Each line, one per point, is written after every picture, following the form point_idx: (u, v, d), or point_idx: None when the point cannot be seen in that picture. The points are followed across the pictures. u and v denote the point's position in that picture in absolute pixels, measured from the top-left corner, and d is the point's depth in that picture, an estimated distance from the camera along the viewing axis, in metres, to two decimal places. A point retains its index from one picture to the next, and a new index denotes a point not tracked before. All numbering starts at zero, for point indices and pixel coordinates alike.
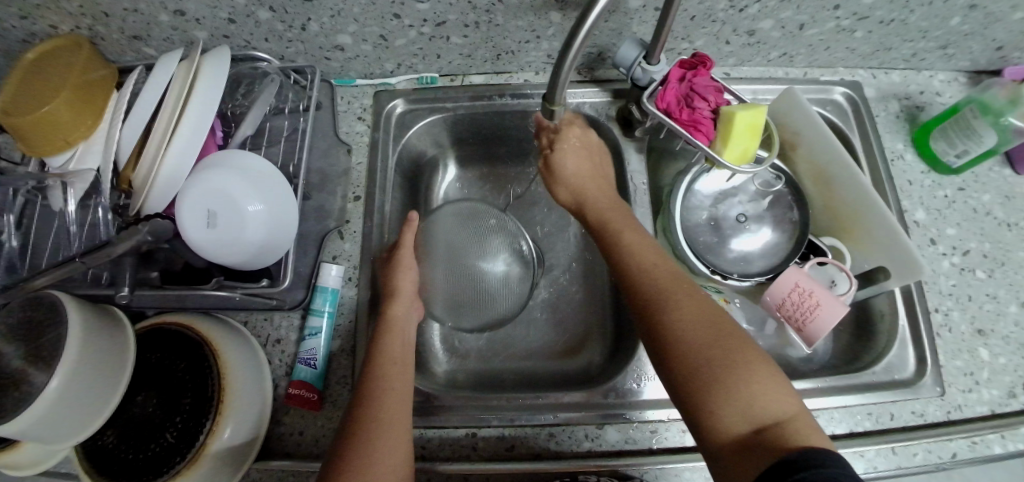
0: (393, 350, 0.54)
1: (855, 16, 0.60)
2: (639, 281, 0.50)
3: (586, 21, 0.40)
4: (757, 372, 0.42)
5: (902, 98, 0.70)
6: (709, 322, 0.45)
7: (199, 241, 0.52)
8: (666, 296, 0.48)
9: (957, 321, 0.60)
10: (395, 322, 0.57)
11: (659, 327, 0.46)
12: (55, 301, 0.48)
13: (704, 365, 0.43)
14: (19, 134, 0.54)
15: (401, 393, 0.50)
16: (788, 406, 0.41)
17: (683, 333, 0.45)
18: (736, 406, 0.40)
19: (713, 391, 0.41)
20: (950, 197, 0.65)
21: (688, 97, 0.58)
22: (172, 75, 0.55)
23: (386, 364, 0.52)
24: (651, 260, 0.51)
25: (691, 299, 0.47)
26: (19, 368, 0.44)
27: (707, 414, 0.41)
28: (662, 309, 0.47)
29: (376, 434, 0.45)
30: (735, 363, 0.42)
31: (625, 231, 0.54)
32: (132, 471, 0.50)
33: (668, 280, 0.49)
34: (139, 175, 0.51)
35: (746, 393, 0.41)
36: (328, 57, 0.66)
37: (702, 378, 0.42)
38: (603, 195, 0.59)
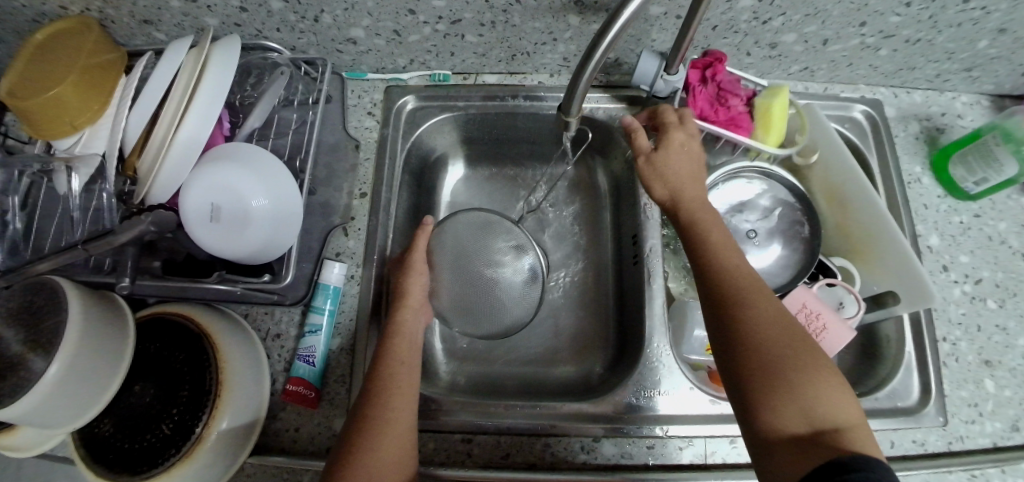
0: (404, 345, 0.54)
1: (882, 34, 0.59)
2: (718, 274, 0.49)
3: (606, 34, 0.39)
4: (823, 377, 0.41)
5: (922, 119, 0.68)
6: (785, 323, 0.45)
7: (201, 234, 0.52)
8: (747, 292, 0.47)
9: (964, 351, 0.59)
10: (404, 325, 0.56)
11: (732, 319, 0.45)
12: (55, 285, 0.47)
13: (774, 361, 0.42)
14: (26, 116, 0.53)
15: (410, 390, 0.51)
16: (851, 416, 0.40)
17: (757, 328, 0.44)
18: (800, 405, 0.40)
19: (780, 387, 0.41)
20: (965, 223, 0.64)
21: (719, 97, 0.61)
22: (181, 62, 0.54)
23: (396, 359, 0.53)
24: (729, 256, 0.51)
25: (768, 299, 0.46)
26: (18, 354, 0.44)
27: (768, 409, 0.41)
28: (741, 302, 0.46)
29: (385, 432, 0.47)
30: (804, 365, 0.42)
31: (710, 225, 0.53)
32: (127, 460, 0.50)
33: (747, 278, 0.48)
34: (145, 164, 0.50)
35: (812, 395, 0.40)
36: (341, 50, 0.65)
37: (769, 372, 0.42)
38: (695, 190, 0.56)
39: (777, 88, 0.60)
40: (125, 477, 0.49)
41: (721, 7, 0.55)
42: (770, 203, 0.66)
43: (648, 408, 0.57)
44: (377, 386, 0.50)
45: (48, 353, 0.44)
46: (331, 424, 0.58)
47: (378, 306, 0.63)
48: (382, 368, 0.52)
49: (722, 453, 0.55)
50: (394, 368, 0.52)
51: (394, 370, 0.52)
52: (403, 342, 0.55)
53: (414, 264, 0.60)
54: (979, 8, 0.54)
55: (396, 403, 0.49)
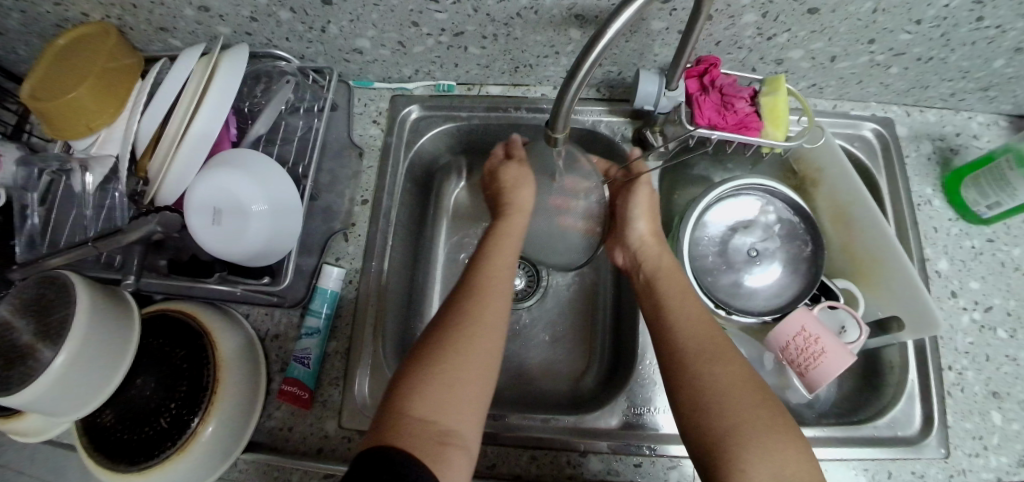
0: (502, 255, 0.55)
1: (891, 52, 0.57)
2: (682, 332, 0.48)
3: (593, 51, 0.39)
4: (789, 438, 0.42)
5: (935, 139, 0.66)
6: (753, 385, 0.44)
7: (205, 236, 0.54)
8: (714, 351, 0.47)
9: (971, 382, 0.57)
10: (511, 228, 0.58)
11: (697, 380, 0.45)
12: (66, 279, 0.49)
13: (743, 423, 0.42)
14: (45, 116, 0.56)
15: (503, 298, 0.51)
16: (814, 475, 0.41)
17: (725, 388, 0.44)
18: (769, 467, 0.40)
19: (749, 449, 0.41)
20: (977, 248, 0.61)
21: (725, 102, 0.57)
22: (190, 71, 0.55)
23: (493, 268, 0.53)
24: (695, 311, 0.50)
25: (735, 356, 0.46)
26: (28, 344, 0.46)
27: (739, 473, 0.40)
28: (708, 363, 0.46)
29: (476, 329, 0.47)
30: (772, 425, 0.42)
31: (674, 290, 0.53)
32: (125, 451, 0.52)
33: (714, 334, 0.48)
34: (154, 168, 0.53)
35: (780, 456, 0.41)
36: (348, 59, 0.66)
37: (738, 434, 0.41)
38: (658, 256, 0.58)
39: (776, 81, 0.57)
40: (124, 466, 0.51)
41: (723, 23, 0.54)
42: (773, 221, 0.65)
43: (635, 426, 0.57)
44: (471, 291, 0.50)
45: (56, 344, 0.46)
46: (323, 425, 0.59)
47: (375, 310, 0.64)
48: (478, 275, 0.52)
49: None
50: (491, 277, 0.52)
51: (490, 276, 0.52)
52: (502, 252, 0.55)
53: (511, 174, 0.61)
54: (994, 27, 0.52)
55: (488, 306, 0.49)
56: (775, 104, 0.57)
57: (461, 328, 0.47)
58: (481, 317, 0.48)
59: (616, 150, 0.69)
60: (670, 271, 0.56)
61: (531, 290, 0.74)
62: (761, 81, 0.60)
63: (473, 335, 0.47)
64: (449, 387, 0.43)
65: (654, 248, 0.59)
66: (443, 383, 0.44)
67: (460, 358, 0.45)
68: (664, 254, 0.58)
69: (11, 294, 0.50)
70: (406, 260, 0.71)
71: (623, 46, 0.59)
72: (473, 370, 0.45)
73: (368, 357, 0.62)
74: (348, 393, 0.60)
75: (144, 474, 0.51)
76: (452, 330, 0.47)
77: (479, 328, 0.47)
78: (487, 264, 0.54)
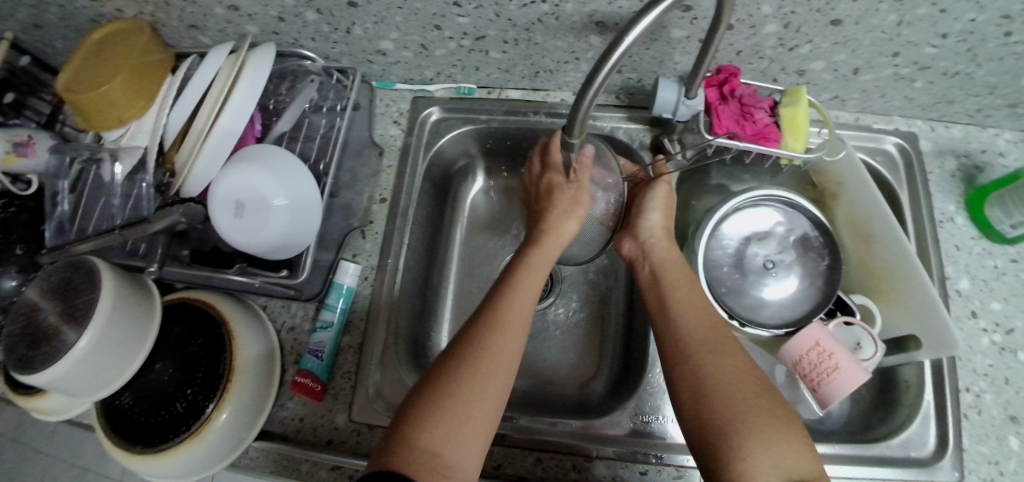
0: (532, 275, 0.53)
1: (916, 66, 0.56)
2: (685, 328, 0.49)
3: (610, 58, 0.39)
4: (792, 431, 0.42)
5: (960, 155, 0.65)
6: (756, 378, 0.45)
7: (226, 228, 0.55)
8: (719, 342, 0.47)
9: (989, 405, 0.55)
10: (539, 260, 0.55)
11: (697, 374, 0.45)
12: (93, 265, 0.51)
13: (743, 416, 0.42)
14: (79, 109, 0.58)
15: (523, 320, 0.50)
16: (814, 467, 0.41)
17: (725, 382, 0.44)
18: (769, 459, 0.40)
19: (752, 441, 0.41)
20: (1000, 268, 0.60)
21: (745, 112, 0.57)
22: (219, 67, 0.57)
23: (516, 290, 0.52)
24: (697, 305, 0.51)
25: (737, 351, 0.47)
26: (54, 325, 0.48)
27: (739, 464, 0.40)
28: (712, 356, 0.46)
29: (491, 357, 0.46)
30: (773, 418, 0.42)
31: (680, 282, 0.53)
32: (142, 433, 0.53)
33: (716, 328, 0.48)
34: (181, 160, 0.55)
35: (782, 448, 0.41)
36: (371, 60, 0.68)
37: (738, 426, 0.42)
38: (666, 246, 0.57)
39: (796, 92, 0.57)
40: (140, 447, 0.53)
41: (744, 33, 0.54)
42: (792, 234, 0.64)
43: (642, 433, 0.57)
44: (491, 315, 0.49)
45: (80, 327, 0.48)
46: (333, 417, 0.61)
47: (388, 307, 0.64)
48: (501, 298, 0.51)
49: None
50: (514, 300, 0.50)
51: (512, 299, 0.51)
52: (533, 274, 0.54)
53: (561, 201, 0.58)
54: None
55: (505, 332, 0.48)
56: (795, 115, 0.56)
57: (477, 356, 0.46)
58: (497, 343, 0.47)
59: (633, 157, 0.69)
60: (673, 263, 0.55)
61: (543, 293, 0.75)
62: (782, 93, 0.59)
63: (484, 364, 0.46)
64: (458, 418, 0.43)
65: (660, 240, 0.57)
66: (453, 415, 0.43)
67: (472, 388, 0.44)
68: (672, 247, 0.57)
69: (40, 278, 0.52)
70: (421, 259, 0.72)
71: (643, 53, 0.59)
72: (484, 398, 0.44)
73: (380, 353, 0.63)
74: (359, 388, 0.60)
75: (160, 456, 0.52)
76: (467, 359, 0.46)
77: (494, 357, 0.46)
78: (511, 286, 0.52)
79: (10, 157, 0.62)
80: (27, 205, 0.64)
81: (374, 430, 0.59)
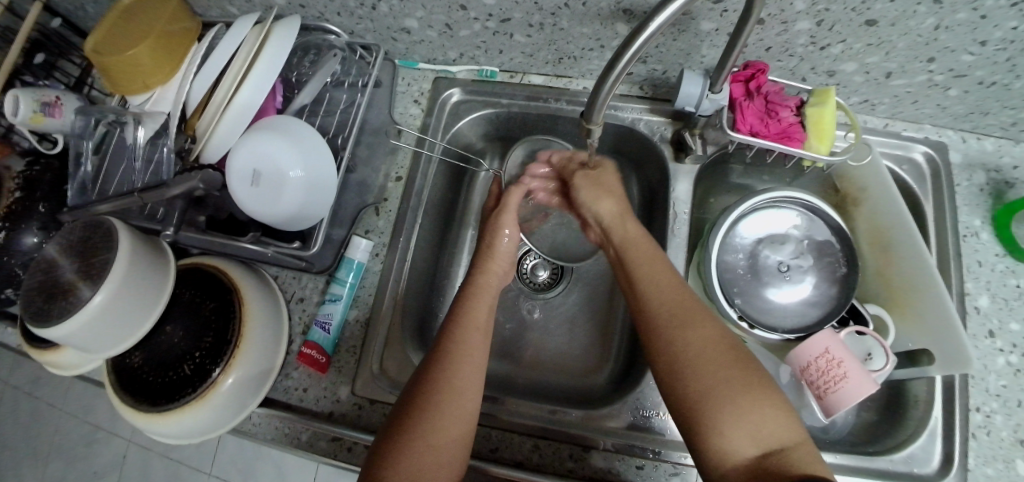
0: (478, 304, 0.56)
1: (952, 73, 0.55)
2: (652, 303, 0.49)
3: (631, 46, 0.39)
4: (766, 397, 0.42)
5: (990, 169, 0.63)
6: (723, 347, 0.44)
7: (243, 196, 0.56)
8: (682, 317, 0.47)
9: (999, 426, 0.54)
10: (484, 288, 0.58)
11: (668, 347, 0.46)
12: (111, 226, 0.52)
13: (714, 385, 0.42)
14: (107, 72, 0.59)
15: (480, 340, 0.52)
16: (794, 433, 0.41)
17: (693, 354, 0.44)
18: (744, 429, 0.41)
19: (724, 411, 0.41)
20: (1023, 288, 0.58)
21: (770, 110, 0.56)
22: (244, 36, 0.57)
23: (468, 320, 0.53)
24: (662, 282, 0.50)
25: (709, 321, 0.46)
26: (72, 281, 0.49)
27: (714, 437, 0.41)
28: (674, 335, 0.46)
29: (454, 376, 0.48)
30: (747, 387, 0.42)
31: (643, 262, 0.53)
32: (149, 392, 0.54)
33: (683, 299, 0.49)
34: (203, 125, 0.55)
35: (756, 417, 0.41)
36: (395, 38, 0.67)
37: (710, 396, 0.42)
38: (630, 228, 0.57)
39: (825, 93, 0.55)
40: (145, 406, 0.54)
41: (775, 29, 0.53)
42: (809, 238, 0.63)
43: (641, 427, 0.57)
44: (439, 350, 0.50)
45: (95, 284, 0.49)
46: (336, 390, 0.61)
47: (396, 287, 0.65)
48: (447, 331, 0.52)
49: None
50: (463, 331, 0.52)
51: (467, 335, 0.52)
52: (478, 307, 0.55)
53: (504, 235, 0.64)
54: None
55: (456, 362, 0.49)
56: (821, 117, 0.55)
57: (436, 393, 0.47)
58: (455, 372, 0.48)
59: (652, 151, 0.68)
60: (639, 239, 0.56)
61: (553, 281, 0.75)
62: (811, 92, 0.58)
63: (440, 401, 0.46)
64: (427, 444, 0.44)
65: (622, 212, 0.59)
66: (412, 447, 0.44)
67: (432, 413, 0.46)
68: (629, 224, 0.58)
69: (60, 234, 0.53)
70: (432, 240, 0.72)
71: (670, 45, 0.58)
72: (453, 413, 0.46)
73: (384, 330, 0.63)
74: (363, 363, 0.61)
75: (165, 415, 0.54)
76: (421, 403, 0.46)
77: (458, 385, 0.48)
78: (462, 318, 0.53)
79: (37, 117, 0.63)
80: (52, 164, 0.66)
81: (375, 406, 0.60)
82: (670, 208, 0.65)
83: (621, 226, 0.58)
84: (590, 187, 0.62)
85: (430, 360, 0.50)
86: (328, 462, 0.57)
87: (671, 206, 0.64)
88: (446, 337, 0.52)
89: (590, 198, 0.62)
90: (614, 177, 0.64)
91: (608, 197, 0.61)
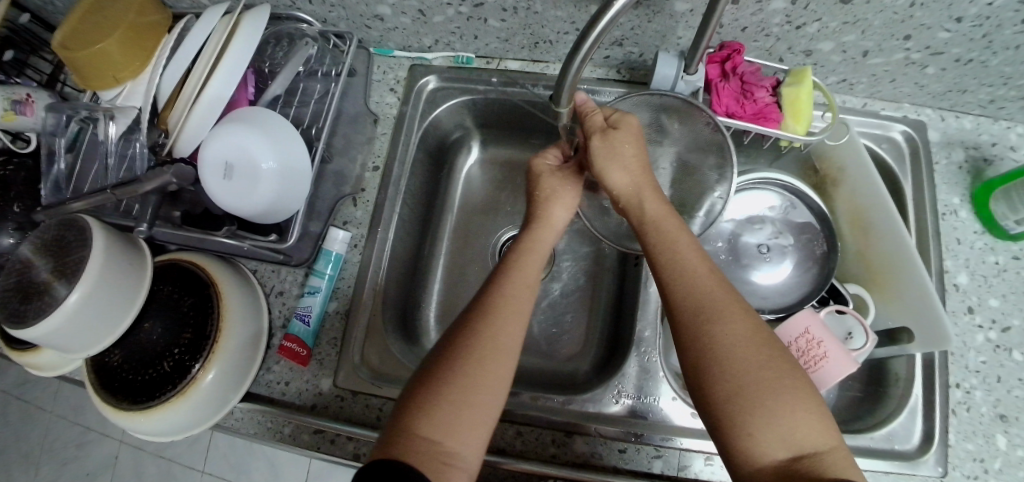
0: (516, 284, 0.49)
1: (928, 50, 0.54)
2: (682, 294, 0.46)
3: (596, 26, 0.38)
4: (802, 398, 0.41)
5: (969, 147, 0.63)
6: (761, 340, 0.43)
7: (216, 189, 0.55)
8: (719, 303, 0.45)
9: (978, 402, 0.54)
10: (536, 244, 0.55)
11: (702, 341, 0.43)
12: (85, 223, 0.51)
13: (748, 385, 0.41)
14: (75, 67, 0.58)
15: (528, 296, 0.50)
16: (828, 437, 0.40)
17: (731, 351, 0.42)
18: (776, 431, 0.40)
19: (759, 412, 0.40)
20: (1001, 265, 0.58)
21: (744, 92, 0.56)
22: (213, 27, 0.56)
23: (501, 305, 0.48)
24: (698, 267, 0.47)
25: (744, 314, 0.44)
26: (47, 280, 0.49)
27: (744, 438, 0.40)
28: (713, 323, 0.44)
29: (494, 338, 0.45)
30: (779, 386, 0.41)
31: (675, 237, 0.50)
32: (130, 390, 0.54)
33: (717, 289, 0.46)
34: (174, 118, 0.55)
35: (789, 419, 0.40)
36: (369, 25, 0.67)
37: (744, 397, 0.41)
38: (655, 201, 0.53)
39: (800, 73, 0.55)
40: (126, 404, 0.54)
41: (750, 8, 0.52)
42: (789, 220, 0.63)
43: (624, 411, 0.57)
44: (473, 339, 0.45)
45: (70, 282, 0.48)
46: (318, 382, 0.61)
47: (376, 278, 0.65)
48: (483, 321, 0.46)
49: (698, 467, 0.54)
50: (513, 287, 0.49)
51: (508, 296, 0.48)
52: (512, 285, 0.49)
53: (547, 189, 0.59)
54: None
55: (502, 320, 0.47)
56: (797, 97, 0.55)
57: (465, 386, 0.43)
58: (483, 368, 0.44)
59: None
60: (663, 217, 0.52)
61: None
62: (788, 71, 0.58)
63: (481, 360, 0.44)
64: (462, 399, 0.42)
65: (641, 185, 0.54)
66: (445, 413, 0.42)
67: (471, 376, 0.43)
68: (654, 201, 0.53)
69: (34, 234, 0.52)
70: (413, 230, 0.72)
71: (646, 27, 0.58)
72: (480, 386, 0.43)
73: (364, 321, 0.63)
74: (344, 355, 0.61)
75: (147, 413, 0.53)
76: (463, 366, 0.43)
77: (495, 345, 0.45)
78: (509, 277, 0.50)
79: (8, 115, 0.62)
80: (26, 163, 0.65)
81: (357, 397, 0.60)
82: None
83: (639, 203, 0.53)
84: (603, 156, 0.54)
85: (449, 341, 0.46)
86: (311, 454, 0.57)
87: None
88: (491, 299, 0.48)
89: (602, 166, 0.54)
90: (633, 139, 0.54)
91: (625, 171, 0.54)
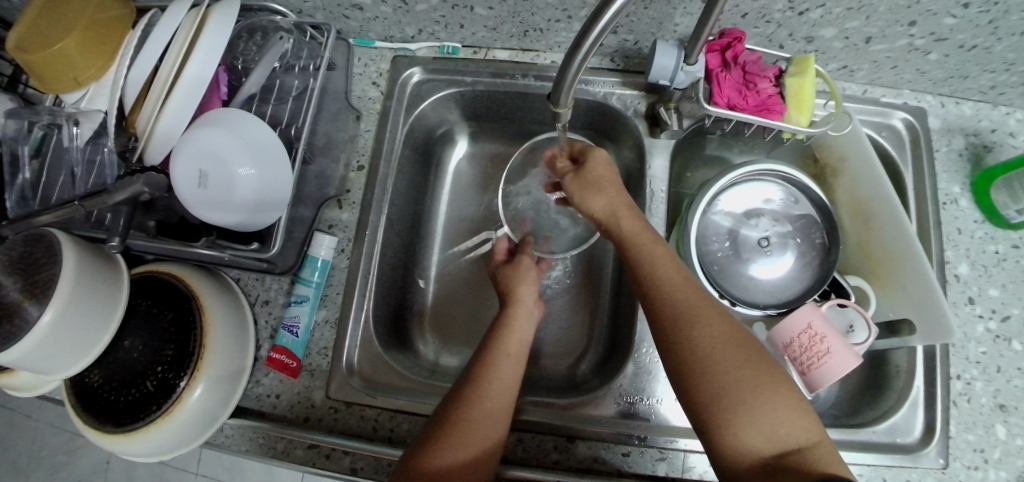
0: (502, 354, 0.53)
1: (933, 36, 0.52)
2: (658, 302, 0.46)
3: (600, 21, 0.35)
4: (781, 394, 0.40)
5: (969, 134, 0.62)
6: (733, 341, 0.42)
7: (191, 200, 0.52)
8: (694, 309, 0.44)
9: (979, 393, 0.55)
10: (520, 313, 0.59)
11: (681, 345, 0.43)
12: (53, 238, 0.48)
13: (729, 385, 0.40)
14: (32, 69, 0.53)
15: (513, 364, 0.53)
16: (811, 431, 0.39)
17: (708, 352, 0.42)
18: (760, 428, 0.39)
19: (739, 411, 0.40)
20: (1001, 254, 0.58)
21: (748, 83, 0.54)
22: (177, 23, 0.52)
23: (491, 377, 0.51)
24: (674, 277, 0.47)
25: (718, 317, 0.44)
26: (16, 301, 0.45)
27: (728, 437, 0.40)
28: (688, 328, 0.43)
29: (485, 401, 0.49)
30: (759, 383, 0.40)
31: (651, 247, 0.49)
32: (113, 412, 0.51)
33: (694, 297, 0.45)
34: (143, 121, 0.50)
35: (770, 414, 0.39)
36: (348, 15, 0.63)
37: (724, 398, 0.40)
38: (632, 214, 0.52)
39: (805, 61, 0.53)
40: (110, 427, 0.51)
41: None
42: (789, 212, 0.62)
43: (621, 413, 0.56)
44: (477, 386, 0.50)
45: (42, 303, 0.45)
46: (311, 394, 0.59)
47: (365, 284, 0.62)
48: (483, 369, 0.52)
49: (701, 469, 0.53)
50: (497, 357, 0.53)
51: (499, 366, 0.52)
52: (508, 343, 0.55)
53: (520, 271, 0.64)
54: None
55: (494, 386, 0.50)
56: (802, 87, 0.53)
57: (458, 426, 0.47)
58: (480, 409, 0.48)
59: (627, 126, 0.65)
60: (641, 232, 0.50)
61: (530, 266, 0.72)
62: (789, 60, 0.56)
63: (474, 421, 0.47)
64: (454, 456, 0.45)
65: (617, 207, 0.52)
66: (442, 466, 0.44)
67: (463, 434, 0.46)
68: (630, 216, 0.52)
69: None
70: (402, 230, 0.69)
71: (641, 13, 0.55)
72: (469, 435, 0.46)
73: (357, 329, 0.61)
74: (335, 364, 0.59)
75: (131, 435, 0.50)
76: (453, 428, 0.46)
77: (487, 406, 0.49)
78: (497, 349, 0.54)
79: None
80: None
81: (352, 408, 0.58)
82: (647, 185, 0.63)
83: (616, 223, 0.52)
84: (580, 188, 0.55)
85: (447, 408, 0.49)
86: (306, 470, 0.55)
87: (648, 184, 0.62)
88: (478, 370, 0.52)
89: (577, 196, 0.55)
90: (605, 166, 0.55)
91: (599, 194, 0.53)
